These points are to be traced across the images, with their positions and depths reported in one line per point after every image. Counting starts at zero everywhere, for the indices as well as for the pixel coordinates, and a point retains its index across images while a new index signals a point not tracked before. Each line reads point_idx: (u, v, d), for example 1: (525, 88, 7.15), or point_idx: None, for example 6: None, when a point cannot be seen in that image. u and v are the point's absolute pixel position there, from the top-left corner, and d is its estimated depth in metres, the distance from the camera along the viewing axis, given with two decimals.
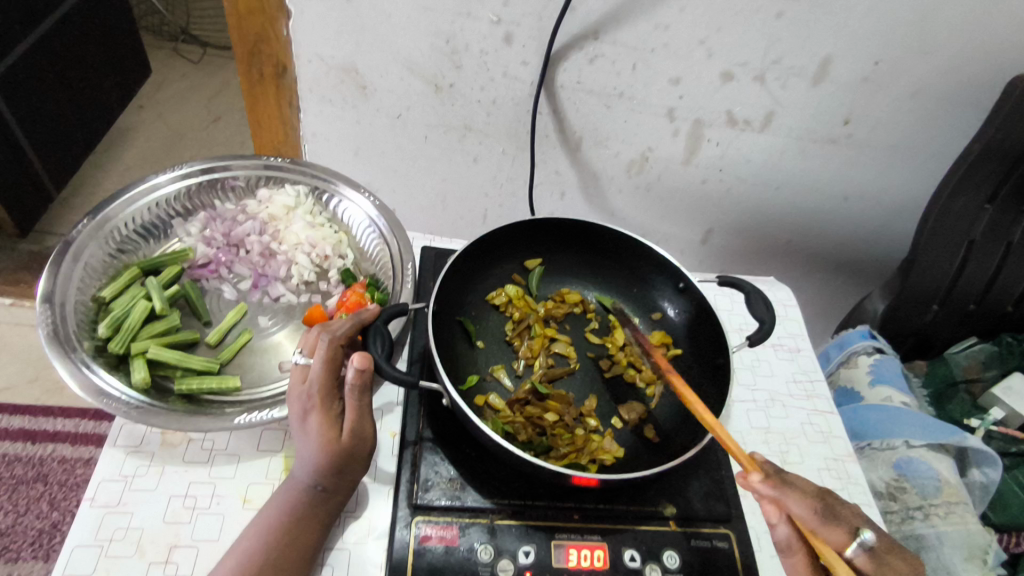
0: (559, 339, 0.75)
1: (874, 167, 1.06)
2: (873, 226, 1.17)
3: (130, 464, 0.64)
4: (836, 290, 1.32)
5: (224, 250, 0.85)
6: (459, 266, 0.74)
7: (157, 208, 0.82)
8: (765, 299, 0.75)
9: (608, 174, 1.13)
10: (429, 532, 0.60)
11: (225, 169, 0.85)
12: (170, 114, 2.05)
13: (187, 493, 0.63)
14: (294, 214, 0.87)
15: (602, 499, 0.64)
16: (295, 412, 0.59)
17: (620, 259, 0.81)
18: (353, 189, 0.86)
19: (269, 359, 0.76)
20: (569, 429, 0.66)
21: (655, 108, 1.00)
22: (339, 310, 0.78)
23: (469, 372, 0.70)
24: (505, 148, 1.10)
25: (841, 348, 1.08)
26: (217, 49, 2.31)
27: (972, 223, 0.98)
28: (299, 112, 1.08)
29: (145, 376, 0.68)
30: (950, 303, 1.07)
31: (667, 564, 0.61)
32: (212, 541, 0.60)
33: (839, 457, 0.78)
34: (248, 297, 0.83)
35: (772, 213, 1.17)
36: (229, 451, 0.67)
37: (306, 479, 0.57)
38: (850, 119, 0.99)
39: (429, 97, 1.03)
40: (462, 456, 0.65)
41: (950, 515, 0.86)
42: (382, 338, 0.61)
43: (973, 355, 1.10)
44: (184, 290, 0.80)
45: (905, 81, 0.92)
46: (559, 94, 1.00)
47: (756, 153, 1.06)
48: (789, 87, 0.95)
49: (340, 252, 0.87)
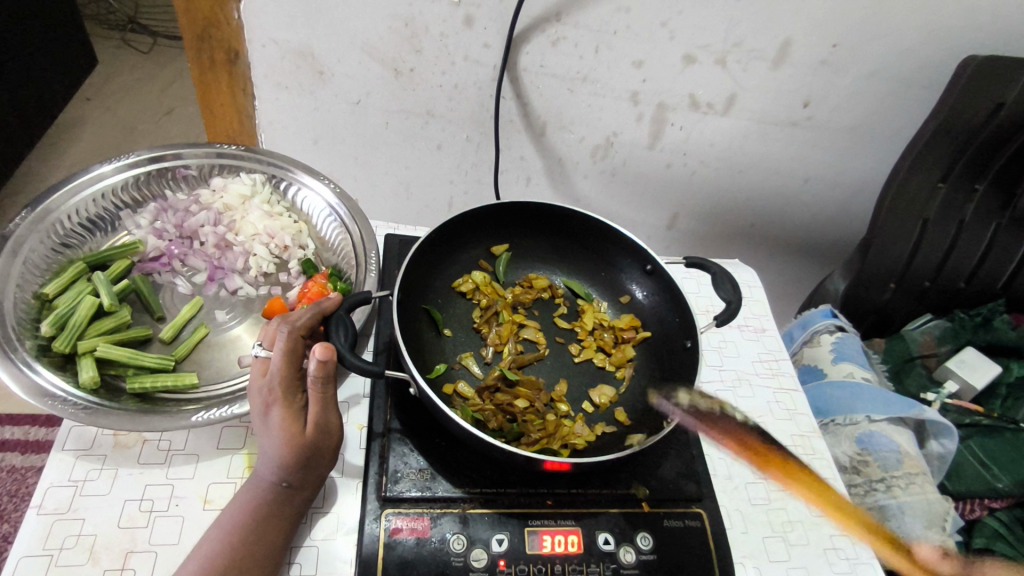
0: (527, 326, 0.74)
1: (833, 150, 1.08)
2: (833, 207, 1.19)
3: (81, 468, 0.61)
4: (798, 271, 1.35)
5: (177, 242, 0.81)
6: (424, 254, 0.73)
7: (103, 199, 0.77)
8: (731, 278, 0.75)
9: (573, 160, 1.13)
10: (400, 524, 0.58)
11: (176, 158, 0.81)
12: (120, 106, 1.96)
13: (142, 496, 0.60)
14: (250, 203, 0.83)
15: (575, 484, 0.64)
16: (256, 407, 0.57)
17: (587, 242, 0.80)
18: (313, 177, 0.84)
19: (227, 353, 0.73)
20: (540, 416, 0.65)
21: (618, 91, 1.00)
22: (301, 302, 0.76)
23: (437, 361, 0.68)
24: (469, 134, 1.08)
25: (805, 327, 1.10)
26: (168, 38, 2.21)
27: (927, 201, 1.01)
28: (254, 99, 1.04)
29: (94, 376, 0.64)
30: (906, 281, 1.10)
31: (641, 545, 0.61)
32: (172, 545, 0.58)
33: (805, 433, 0.79)
34: (204, 290, 0.79)
35: (736, 197, 1.18)
36: (187, 451, 0.64)
37: (270, 477, 0.55)
38: (809, 102, 1.00)
39: (389, 82, 1.00)
40: (431, 447, 0.64)
41: (911, 486, 0.88)
42: (346, 327, 0.59)
43: (928, 331, 1.14)
44: (135, 284, 0.76)
45: (863, 62, 0.94)
46: (522, 78, 0.99)
47: (719, 137, 1.07)
48: (750, 70, 0.95)
49: (300, 243, 0.84)
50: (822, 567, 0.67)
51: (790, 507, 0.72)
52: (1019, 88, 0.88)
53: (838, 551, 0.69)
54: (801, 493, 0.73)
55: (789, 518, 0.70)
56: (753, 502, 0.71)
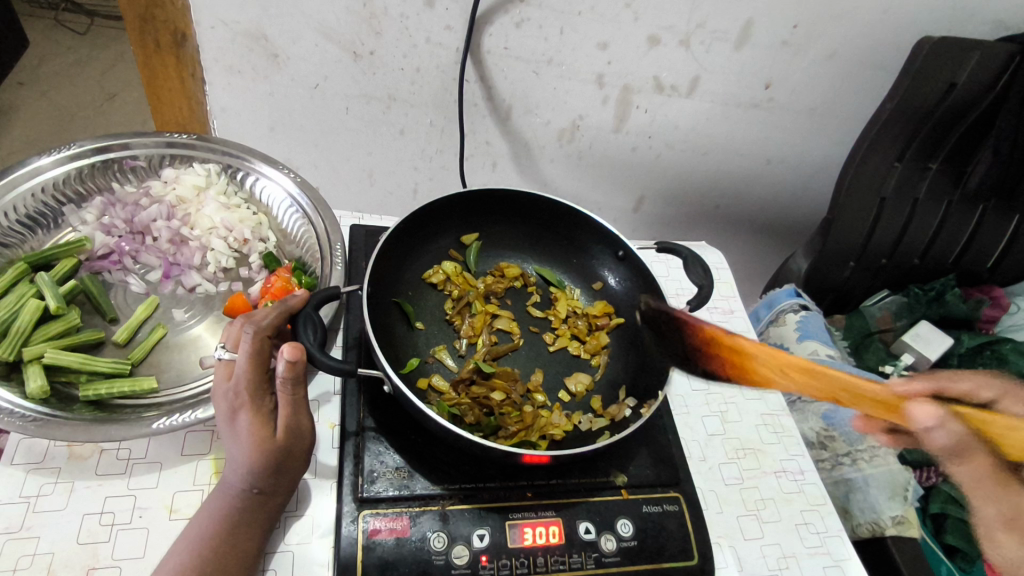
0: (500, 315, 0.73)
1: (793, 132, 1.10)
2: (795, 187, 1.21)
3: (33, 483, 0.58)
4: (762, 250, 1.37)
5: (128, 238, 0.76)
6: (393, 245, 0.70)
7: (42, 193, 0.72)
8: (702, 262, 0.74)
9: (539, 143, 1.11)
10: (378, 525, 0.57)
11: (123, 148, 0.77)
12: (58, 91, 1.85)
13: (103, 509, 0.57)
14: (205, 194, 0.79)
15: (555, 474, 0.64)
16: (222, 412, 0.54)
17: (559, 229, 0.79)
18: (272, 166, 0.80)
19: (187, 355, 0.70)
20: (517, 407, 0.64)
21: (583, 74, 0.99)
22: (264, 298, 0.73)
23: (410, 355, 0.67)
24: (432, 118, 1.06)
25: (770, 307, 1.11)
26: (105, 18, 2.08)
27: (884, 180, 1.04)
28: (204, 84, 0.99)
29: (43, 385, 0.60)
30: (864, 259, 1.13)
31: (621, 532, 0.61)
32: (137, 559, 0.55)
33: (774, 412, 0.85)
34: (159, 289, 0.75)
35: (700, 178, 1.19)
36: (149, 460, 0.61)
37: (239, 483, 0.53)
38: (771, 84, 1.00)
39: (348, 65, 0.96)
40: (407, 443, 0.62)
41: (875, 459, 0.90)
42: (315, 325, 0.56)
43: (886, 306, 1.20)
44: (84, 285, 0.71)
45: (822, 44, 0.95)
46: (486, 61, 0.96)
47: (684, 119, 1.07)
48: (713, 51, 0.95)
49: (260, 235, 0.80)
50: (794, 542, 0.73)
51: (761, 485, 0.77)
52: (969, 68, 0.91)
53: (808, 526, 0.75)
54: (772, 471, 0.79)
55: (761, 496, 0.76)
56: (728, 481, 0.77)
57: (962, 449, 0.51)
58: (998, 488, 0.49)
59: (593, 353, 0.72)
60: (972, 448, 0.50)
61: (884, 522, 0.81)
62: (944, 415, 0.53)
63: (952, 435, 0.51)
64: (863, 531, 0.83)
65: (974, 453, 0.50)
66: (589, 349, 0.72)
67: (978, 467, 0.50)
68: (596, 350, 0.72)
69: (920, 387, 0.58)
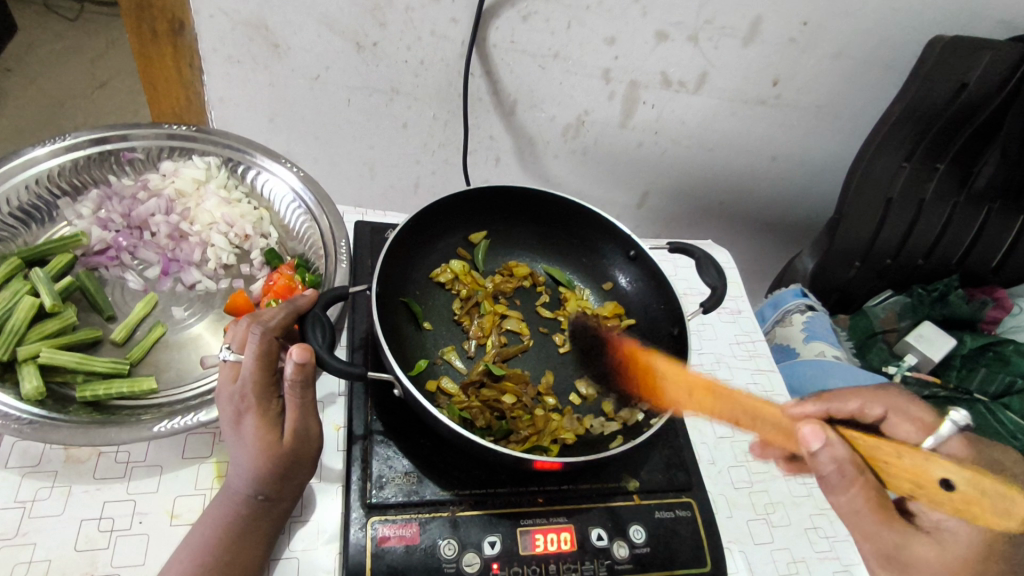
0: (509, 316, 0.71)
1: (800, 130, 1.08)
2: (800, 185, 1.20)
3: (29, 487, 0.56)
4: (766, 248, 1.36)
5: (124, 233, 0.74)
6: (402, 245, 0.68)
7: (36, 185, 0.70)
8: (716, 263, 0.73)
9: (544, 139, 1.10)
10: (387, 532, 0.55)
11: (122, 139, 0.74)
12: (46, 78, 1.80)
13: (102, 515, 0.55)
14: (205, 188, 0.77)
15: (566, 479, 0.62)
16: (227, 415, 0.52)
17: (570, 227, 0.77)
18: (275, 161, 0.78)
19: (187, 354, 0.68)
20: (528, 411, 0.63)
21: (590, 69, 0.97)
22: (266, 296, 0.72)
23: (418, 356, 0.65)
24: (436, 112, 1.04)
25: (776, 307, 1.10)
26: (96, 4, 2.04)
27: (892, 181, 1.03)
28: (202, 73, 0.96)
29: (38, 385, 0.58)
30: (869, 260, 1.13)
31: (634, 538, 0.60)
32: (138, 566, 0.53)
33: None
34: (158, 286, 0.73)
35: (706, 175, 1.18)
36: (149, 463, 0.59)
37: (244, 489, 0.51)
38: (779, 81, 0.99)
39: (350, 56, 0.94)
40: (416, 448, 0.61)
41: None
42: (323, 326, 0.54)
43: (889, 307, 1.18)
44: (80, 281, 0.69)
45: (832, 41, 0.93)
46: (492, 55, 0.94)
47: (691, 116, 1.05)
48: (722, 47, 0.94)
49: (262, 231, 0.78)
50: (804, 546, 0.72)
51: (771, 489, 0.76)
52: (981, 69, 0.90)
53: (818, 531, 0.74)
54: (781, 474, 0.78)
55: (770, 500, 0.75)
56: (737, 485, 0.76)
57: (842, 477, 0.56)
58: (874, 518, 0.58)
59: (602, 356, 0.71)
60: (851, 477, 0.56)
61: None
62: (830, 439, 0.56)
63: (834, 459, 0.55)
64: None
65: (856, 479, 0.56)
66: (599, 351, 0.71)
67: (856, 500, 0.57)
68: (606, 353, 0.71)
69: (818, 410, 0.67)
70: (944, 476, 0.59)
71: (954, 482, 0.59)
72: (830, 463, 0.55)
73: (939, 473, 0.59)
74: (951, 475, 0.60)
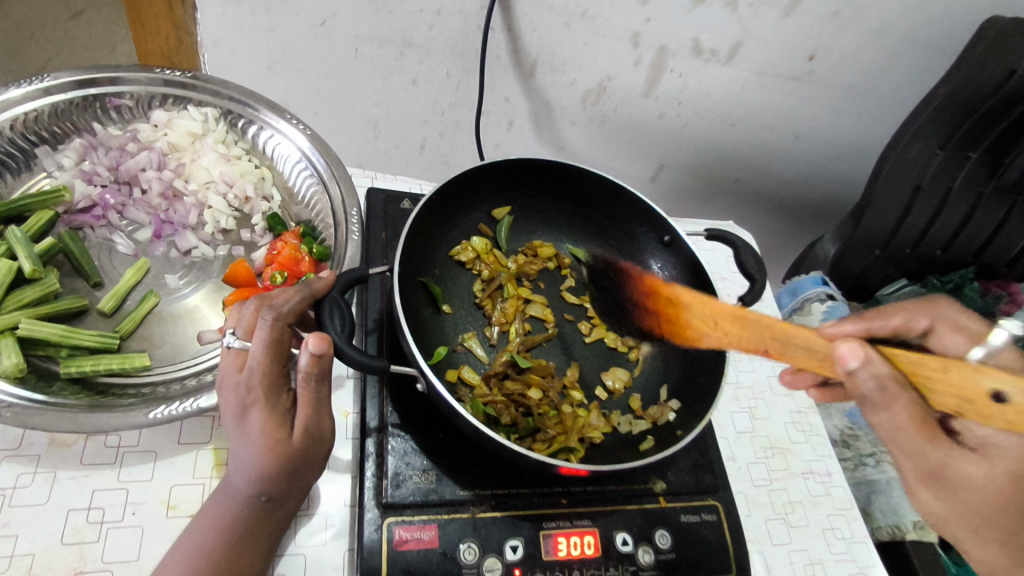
0: (534, 301, 0.66)
1: (832, 110, 1.03)
2: (825, 168, 1.15)
3: (9, 472, 0.51)
4: (780, 230, 1.31)
5: (113, 189, 0.67)
6: (423, 221, 0.63)
7: (10, 130, 0.62)
8: (756, 254, 0.69)
9: (561, 104, 1.02)
10: (403, 534, 0.51)
11: (111, 83, 0.66)
12: (16, 5, 1.66)
13: (91, 504, 0.51)
14: (202, 142, 0.70)
15: (592, 480, 0.59)
16: (229, 408, 0.46)
17: (599, 206, 0.72)
18: (280, 116, 0.71)
19: (183, 328, 0.62)
20: (555, 407, 0.59)
21: (618, 31, 0.90)
22: (270, 267, 0.67)
23: (437, 343, 0.60)
24: (449, 69, 0.96)
25: (795, 295, 1.06)
26: None
27: (923, 168, 0.98)
28: (195, 12, 0.88)
29: (19, 361, 0.52)
30: (889, 249, 1.09)
31: (659, 544, 0.57)
32: (130, 562, 0.49)
33: (802, 409, 0.82)
34: (150, 250, 0.67)
35: (727, 150, 1.12)
36: (142, 448, 0.55)
37: (245, 490, 0.46)
38: (815, 55, 0.93)
39: (360, 2, 0.85)
40: (435, 443, 0.56)
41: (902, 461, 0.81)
42: (342, 312, 0.49)
43: (905, 295, 1.12)
44: (63, 243, 0.62)
45: (880, 15, 0.87)
46: (514, 10, 0.87)
47: (718, 88, 0.98)
48: (759, 16, 0.87)
49: (264, 193, 0.72)
50: (821, 547, 0.70)
51: (790, 487, 0.74)
52: None
53: (834, 531, 0.72)
54: (800, 472, 0.76)
55: (790, 499, 0.73)
56: (756, 482, 0.73)
57: (886, 395, 0.41)
58: (922, 440, 0.41)
59: (631, 349, 0.66)
60: (895, 394, 0.41)
61: (905, 526, 0.79)
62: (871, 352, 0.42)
63: (877, 377, 0.41)
64: (881, 535, 0.80)
65: (899, 398, 0.41)
66: (626, 342, 0.67)
67: (896, 416, 0.41)
68: (633, 345, 0.67)
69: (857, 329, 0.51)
70: (996, 385, 0.38)
71: (1001, 392, 0.37)
72: (872, 382, 0.41)
73: (985, 377, 0.38)
74: (1005, 388, 0.37)
